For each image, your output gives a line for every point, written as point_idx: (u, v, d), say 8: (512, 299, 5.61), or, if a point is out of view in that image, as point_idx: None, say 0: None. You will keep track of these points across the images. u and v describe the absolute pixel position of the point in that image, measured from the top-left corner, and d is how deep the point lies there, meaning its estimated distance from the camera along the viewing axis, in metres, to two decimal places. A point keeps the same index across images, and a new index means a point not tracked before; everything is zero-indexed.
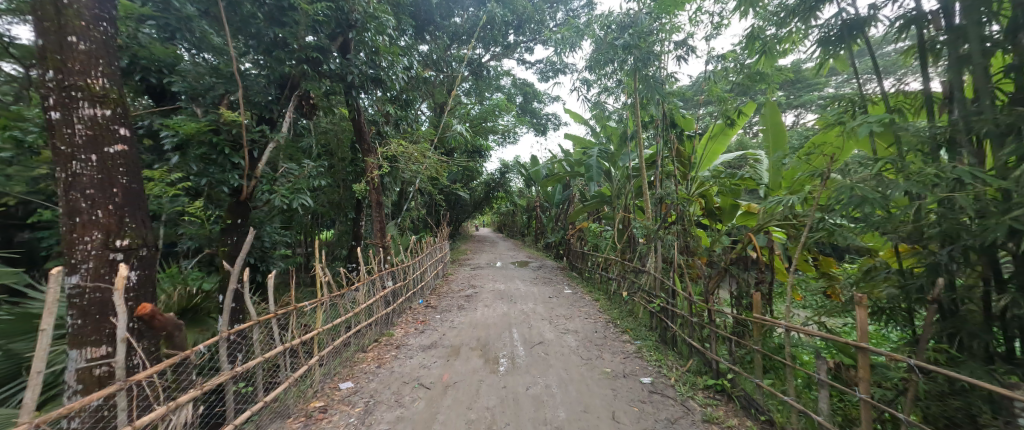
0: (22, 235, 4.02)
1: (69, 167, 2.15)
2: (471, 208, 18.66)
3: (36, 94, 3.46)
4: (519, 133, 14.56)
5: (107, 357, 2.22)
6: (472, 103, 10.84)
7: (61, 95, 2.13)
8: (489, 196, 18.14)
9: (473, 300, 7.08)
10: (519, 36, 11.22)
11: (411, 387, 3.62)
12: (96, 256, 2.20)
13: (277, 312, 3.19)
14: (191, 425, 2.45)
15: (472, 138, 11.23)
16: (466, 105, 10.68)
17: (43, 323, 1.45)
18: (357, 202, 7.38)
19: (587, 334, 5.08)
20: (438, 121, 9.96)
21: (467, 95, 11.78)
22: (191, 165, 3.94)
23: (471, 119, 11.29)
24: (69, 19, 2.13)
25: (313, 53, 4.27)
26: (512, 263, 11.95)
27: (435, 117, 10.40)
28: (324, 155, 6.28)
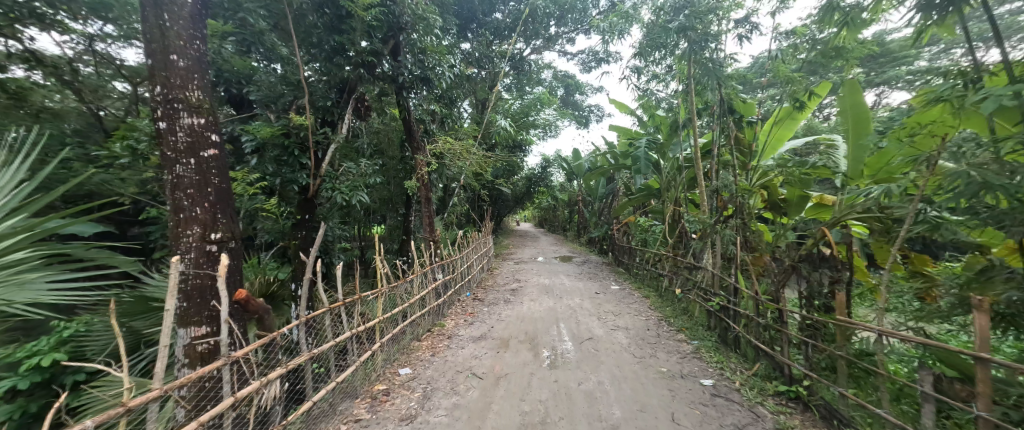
0: (134, 229, 4.73)
1: (174, 170, 2.47)
2: (512, 204, 18.73)
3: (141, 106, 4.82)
4: (560, 126, 14.35)
5: (208, 336, 2.54)
6: (514, 98, 10.86)
7: (167, 107, 2.46)
8: (531, 191, 18.11)
9: (518, 294, 7.14)
10: (560, 27, 10.99)
11: (464, 376, 3.75)
12: (196, 247, 2.52)
13: (344, 300, 3.43)
14: (278, 400, 2.74)
15: (515, 133, 11.23)
16: (507, 101, 10.71)
17: (168, 305, 1.70)
18: (407, 198, 7.71)
19: (638, 332, 4.93)
20: (480, 118, 10.03)
21: (508, 90, 11.88)
22: (267, 166, 4.36)
23: (513, 114, 11.32)
24: (170, 40, 2.45)
25: (369, 58, 4.53)
26: (555, 258, 11.86)
27: (477, 113, 10.57)
28: (377, 154, 6.61)
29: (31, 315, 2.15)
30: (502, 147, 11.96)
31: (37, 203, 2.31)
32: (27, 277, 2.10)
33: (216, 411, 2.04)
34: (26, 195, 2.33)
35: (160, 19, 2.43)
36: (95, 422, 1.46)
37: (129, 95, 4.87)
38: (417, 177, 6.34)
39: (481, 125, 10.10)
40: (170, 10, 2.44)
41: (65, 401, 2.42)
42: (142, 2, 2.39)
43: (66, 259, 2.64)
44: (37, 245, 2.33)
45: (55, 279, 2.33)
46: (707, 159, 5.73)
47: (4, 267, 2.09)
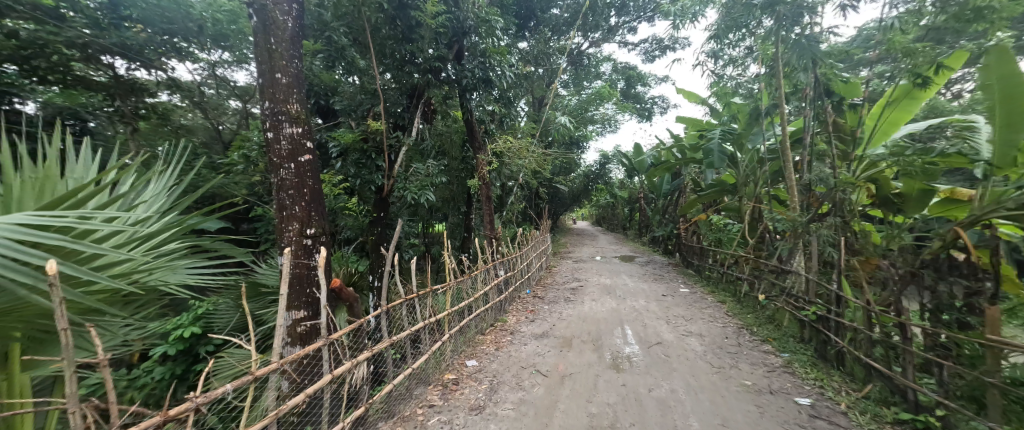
0: (245, 225, 5.50)
1: (279, 174, 2.84)
2: (570, 201, 18.37)
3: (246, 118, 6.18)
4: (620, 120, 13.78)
5: (306, 319, 2.87)
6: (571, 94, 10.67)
7: (274, 119, 2.84)
8: (589, 188, 17.68)
9: (578, 294, 7.01)
10: (620, 17, 10.53)
11: (528, 373, 3.79)
12: (296, 240, 2.86)
13: (418, 292, 3.64)
14: (363, 381, 3.00)
15: (574, 129, 11.00)
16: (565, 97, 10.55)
17: (283, 292, 1.96)
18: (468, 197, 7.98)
19: (713, 339, 4.56)
20: (538, 116, 9.97)
21: (565, 86, 11.68)
22: (349, 169, 4.79)
23: (571, 111, 11.11)
24: (276, 61, 2.82)
25: (435, 64, 4.76)
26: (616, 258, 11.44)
27: (534, 111, 10.57)
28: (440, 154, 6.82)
29: (178, 295, 2.62)
30: (560, 144, 11.79)
31: (184, 203, 2.80)
32: (178, 263, 2.56)
33: (318, 386, 2.35)
34: (177, 195, 2.84)
35: (269, 43, 2.81)
36: (233, 385, 1.87)
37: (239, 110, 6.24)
38: (479, 176, 6.50)
39: (538, 123, 10.06)
40: (275, 34, 2.82)
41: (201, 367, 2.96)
42: (254, 30, 2.79)
43: (201, 249, 3.17)
44: (183, 237, 2.83)
45: (195, 266, 2.80)
46: (797, 148, 5.08)
47: (162, 255, 2.56)
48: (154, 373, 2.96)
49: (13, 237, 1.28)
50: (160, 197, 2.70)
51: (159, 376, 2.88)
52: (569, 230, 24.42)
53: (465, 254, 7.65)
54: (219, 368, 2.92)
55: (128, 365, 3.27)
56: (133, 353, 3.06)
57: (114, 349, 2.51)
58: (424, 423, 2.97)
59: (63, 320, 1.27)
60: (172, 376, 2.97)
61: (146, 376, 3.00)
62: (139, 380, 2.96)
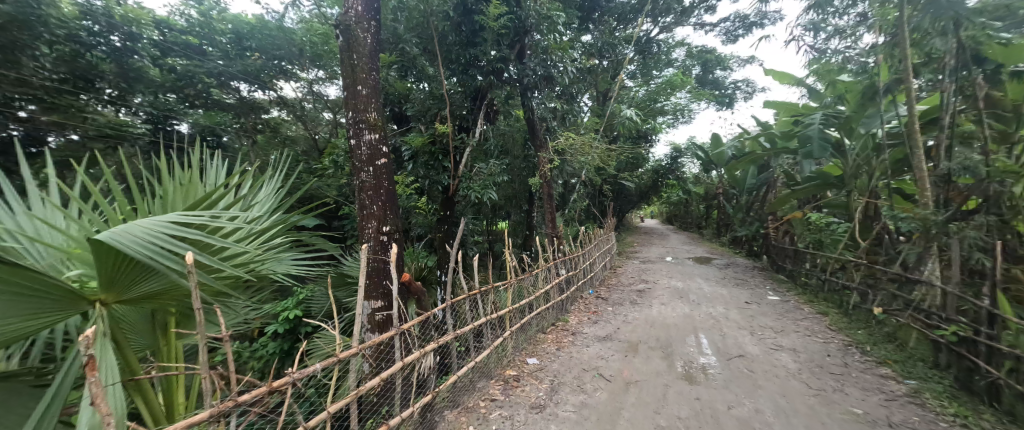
0: (336, 222, 6.05)
1: (360, 176, 3.14)
2: (637, 198, 17.49)
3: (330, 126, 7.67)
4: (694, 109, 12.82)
5: (383, 308, 3.08)
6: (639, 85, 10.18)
7: (355, 127, 3.16)
8: (658, 184, 16.74)
9: (646, 296, 6.67)
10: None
11: (591, 376, 3.68)
12: (375, 236, 3.11)
13: (481, 288, 3.70)
14: (431, 371, 3.15)
15: (641, 122, 10.46)
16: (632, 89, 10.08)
17: (358, 285, 2.15)
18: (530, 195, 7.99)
19: (811, 356, 4.03)
20: (603, 110, 9.62)
21: (632, 77, 11.17)
22: (418, 170, 5.05)
23: (638, 103, 10.59)
24: (358, 75, 3.15)
25: (497, 65, 4.84)
26: (688, 259, 10.68)
27: (598, 105, 10.25)
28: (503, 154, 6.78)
29: (283, 283, 3.01)
30: (626, 138, 11.30)
31: (288, 202, 3.20)
32: (283, 254, 2.96)
33: (391, 371, 2.52)
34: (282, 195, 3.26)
35: (351, 59, 3.16)
36: (323, 365, 2.10)
37: (329, 121, 7.75)
38: (540, 174, 6.43)
39: (603, 117, 9.74)
40: (356, 50, 3.15)
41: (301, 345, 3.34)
42: (340, 50, 3.15)
43: (301, 243, 3.61)
44: (287, 231, 3.24)
45: (296, 258, 3.20)
46: (932, 129, 4.37)
47: (271, 247, 2.97)
48: (268, 348, 3.53)
49: (160, 235, 1.60)
50: (269, 197, 3.13)
51: (271, 350, 3.42)
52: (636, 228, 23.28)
53: (527, 252, 7.68)
54: (315, 347, 3.26)
55: (246, 340, 3.82)
56: (253, 329, 3.67)
57: (238, 325, 3.06)
58: (486, 416, 3.05)
59: (196, 299, 1.58)
60: (281, 351, 3.51)
61: (262, 349, 3.64)
62: (258, 352, 3.59)
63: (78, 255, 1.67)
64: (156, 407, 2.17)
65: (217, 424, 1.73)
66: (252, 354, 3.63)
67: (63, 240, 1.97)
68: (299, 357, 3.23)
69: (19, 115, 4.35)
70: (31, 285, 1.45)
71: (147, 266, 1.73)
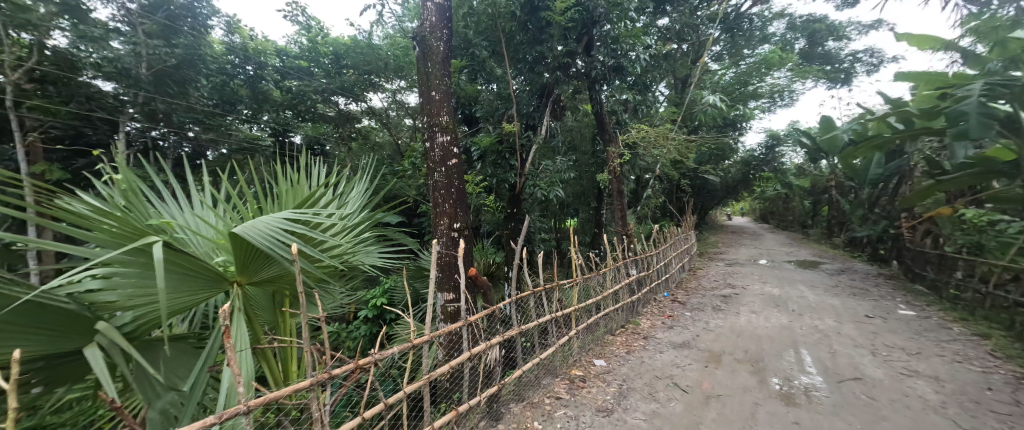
0: (415, 219, 6.56)
1: (433, 175, 3.39)
2: (723, 194, 15.87)
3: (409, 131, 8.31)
4: (796, 89, 11.22)
5: (453, 301, 3.28)
6: (725, 68, 9.23)
7: (430, 131, 3.42)
8: (750, 177, 15.00)
9: (731, 302, 6.06)
10: None
11: (665, 384, 3.50)
12: (446, 233, 3.33)
13: (545, 285, 3.72)
14: (497, 363, 3.27)
15: (728, 109, 9.49)
16: (717, 72, 9.16)
17: (425, 279, 2.33)
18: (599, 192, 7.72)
19: (962, 388, 3.29)
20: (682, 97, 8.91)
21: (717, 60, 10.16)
22: (487, 169, 5.23)
23: (725, 88, 9.60)
24: (432, 81, 3.41)
25: (564, 60, 4.78)
26: (786, 262, 9.42)
27: (677, 93, 9.52)
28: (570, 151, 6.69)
29: (370, 273, 3.38)
30: (709, 127, 10.34)
31: (375, 201, 3.57)
32: (370, 248, 3.32)
33: (459, 360, 2.68)
34: (369, 194, 3.64)
35: (427, 67, 3.43)
36: (399, 349, 2.31)
37: (409, 126, 8.41)
38: (609, 169, 6.18)
39: (681, 106, 9.02)
40: (431, 58, 3.41)
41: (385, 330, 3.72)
42: (417, 59, 3.43)
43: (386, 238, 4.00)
44: (373, 227, 3.62)
45: (381, 251, 3.56)
46: None
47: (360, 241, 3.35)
48: (359, 331, 3.97)
49: (274, 230, 1.92)
50: (359, 196, 3.53)
51: (362, 333, 3.84)
52: (724, 227, 21.14)
53: (595, 250, 7.48)
54: (396, 332, 3.60)
55: (342, 323, 4.34)
56: (347, 314, 4.16)
57: (335, 309, 3.50)
58: (551, 413, 3.09)
59: (299, 284, 1.87)
60: (370, 335, 3.92)
61: (354, 331, 4.10)
62: (351, 333, 4.06)
63: (221, 245, 2.09)
64: (275, 373, 2.61)
65: (317, 392, 2.01)
66: (348, 335, 4.11)
67: (213, 232, 2.47)
68: (383, 341, 3.59)
69: (188, 134, 5.75)
70: (191, 266, 1.88)
71: (267, 255, 2.10)
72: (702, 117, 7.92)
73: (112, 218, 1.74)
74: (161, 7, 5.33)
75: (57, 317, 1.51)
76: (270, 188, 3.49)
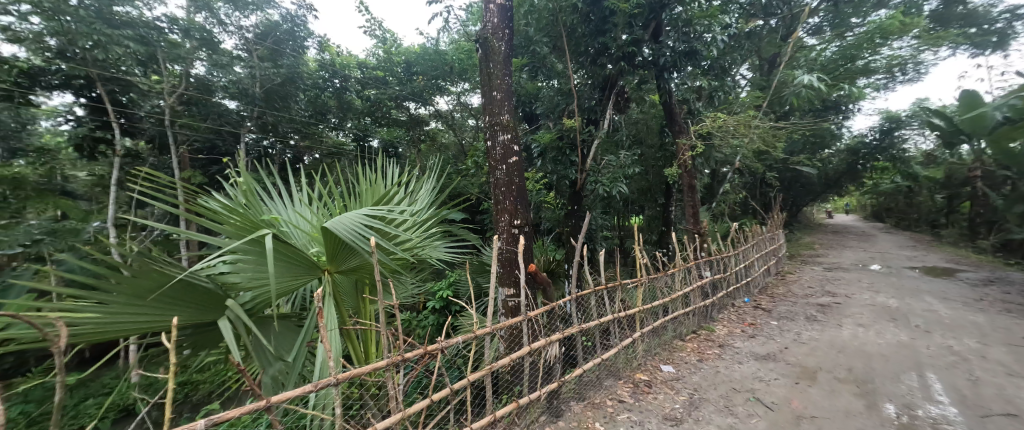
0: (477, 216, 6.77)
1: (495, 173, 3.49)
2: (822, 188, 13.83)
3: (473, 131, 8.62)
4: (925, 60, 9.30)
5: (514, 295, 3.36)
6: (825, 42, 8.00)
7: (492, 129, 3.52)
8: (859, 167, 12.83)
9: (829, 312, 5.27)
10: None
11: (745, 398, 3.19)
12: (507, 229, 3.41)
13: (607, 283, 3.61)
14: (558, 360, 3.26)
15: (828, 89, 8.22)
16: (813, 48, 7.98)
17: (485, 272, 2.44)
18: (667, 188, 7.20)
19: None
20: (767, 80, 7.95)
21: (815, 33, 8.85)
22: (547, 166, 5.21)
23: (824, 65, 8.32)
24: (494, 81, 3.50)
25: (629, 48, 4.58)
26: (908, 268, 7.90)
27: (762, 76, 8.50)
28: (636, 144, 6.37)
29: (438, 266, 3.60)
30: (803, 112, 9.08)
31: (442, 198, 3.78)
32: (436, 242, 3.53)
33: (520, 353, 2.73)
34: (436, 192, 3.86)
35: (488, 68, 3.52)
36: (462, 338, 2.43)
37: (473, 126, 8.74)
38: (678, 163, 5.71)
39: (767, 90, 8.04)
40: (492, 59, 3.49)
41: (451, 320, 3.94)
42: (480, 61, 3.54)
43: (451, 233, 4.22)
44: (440, 223, 3.84)
45: (447, 245, 3.77)
46: None
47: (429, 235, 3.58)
48: (428, 320, 4.25)
49: (354, 225, 2.16)
50: (428, 194, 3.76)
51: (430, 322, 4.11)
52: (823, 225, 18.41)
53: (663, 250, 7.02)
54: (460, 324, 3.79)
55: (412, 312, 4.67)
56: (417, 304, 4.48)
57: (406, 298, 3.79)
58: (613, 416, 3.01)
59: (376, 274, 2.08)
60: (437, 324, 4.19)
61: (423, 320, 4.41)
62: (421, 322, 4.36)
63: (314, 237, 2.40)
64: (357, 352, 2.92)
65: (391, 372, 2.21)
66: (418, 323, 4.43)
67: (307, 227, 2.83)
68: (449, 330, 3.80)
69: (289, 142, 6.64)
70: (292, 256, 2.20)
71: (349, 248, 2.36)
72: (793, 100, 6.98)
73: (234, 214, 2.09)
74: (269, 34, 6.27)
75: (197, 294, 1.89)
76: (352, 186, 3.88)
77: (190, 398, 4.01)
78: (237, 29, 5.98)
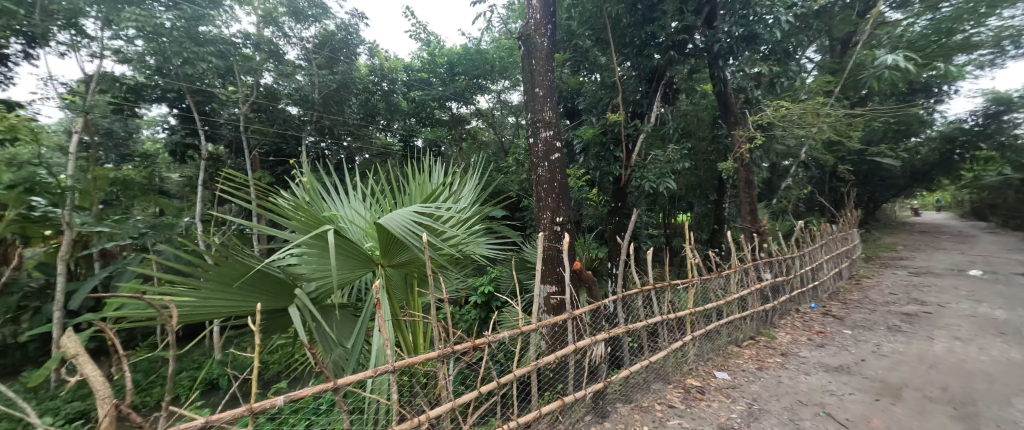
0: (517, 213, 6.79)
1: (537, 170, 3.48)
2: (906, 182, 12.24)
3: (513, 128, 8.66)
4: None
5: (557, 293, 3.33)
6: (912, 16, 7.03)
7: (534, 127, 3.51)
8: (955, 158, 11.18)
9: (915, 323, 4.66)
10: None
11: (813, 412, 2.92)
12: (550, 226, 3.39)
13: (655, 283, 3.46)
14: (604, 359, 3.19)
15: (916, 69, 7.23)
16: (897, 24, 7.05)
17: (530, 269, 2.43)
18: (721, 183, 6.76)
19: None
20: (839, 62, 7.17)
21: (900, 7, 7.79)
22: (589, 162, 5.08)
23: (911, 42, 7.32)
24: (536, 77, 3.48)
25: (679, 36, 4.35)
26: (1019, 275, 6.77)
27: (832, 58, 7.67)
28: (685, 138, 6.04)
29: (482, 262, 3.66)
30: (884, 97, 8.07)
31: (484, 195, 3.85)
32: (480, 239, 3.60)
33: (565, 351, 2.71)
34: (479, 189, 3.94)
35: (531, 65, 3.52)
36: (509, 333, 2.45)
37: (513, 124, 8.79)
38: (734, 157, 5.32)
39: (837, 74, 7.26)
40: (534, 56, 3.49)
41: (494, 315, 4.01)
42: (522, 59, 3.55)
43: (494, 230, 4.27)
44: (482, 220, 3.90)
45: (491, 242, 3.82)
46: None
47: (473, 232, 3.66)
48: (471, 314, 4.35)
49: (405, 221, 2.27)
50: (471, 192, 3.85)
51: (474, 316, 4.21)
52: (906, 224, 16.34)
53: (716, 249, 6.61)
54: (503, 320, 3.84)
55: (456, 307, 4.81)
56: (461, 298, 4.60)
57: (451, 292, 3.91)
58: (663, 421, 2.90)
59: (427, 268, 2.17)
60: (480, 319, 4.27)
61: (466, 314, 4.52)
62: (464, 316, 4.48)
63: (367, 233, 2.55)
64: (406, 342, 3.06)
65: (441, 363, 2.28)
66: (462, 317, 4.55)
67: (360, 223, 3.02)
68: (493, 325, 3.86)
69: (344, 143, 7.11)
70: (349, 250, 2.35)
71: (399, 244, 2.48)
72: (871, 85, 6.23)
73: (299, 211, 2.28)
74: (326, 44, 6.73)
75: (269, 283, 2.10)
76: (401, 184, 4.07)
77: (263, 376, 4.46)
78: (299, 40, 6.51)
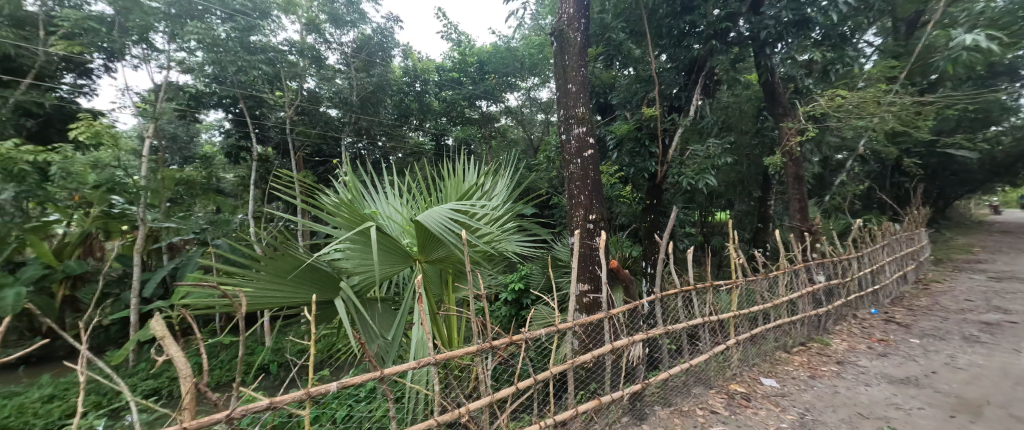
0: (547, 211, 6.73)
1: (570, 167, 3.42)
2: (984, 176, 10.95)
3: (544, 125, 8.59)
4: None
5: (592, 291, 3.26)
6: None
7: (566, 123, 3.46)
8: None
9: (997, 333, 4.17)
10: None
11: (875, 426, 2.69)
12: (584, 224, 3.33)
13: (696, 284, 3.31)
14: (642, 361, 3.09)
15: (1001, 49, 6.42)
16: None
17: (566, 266, 2.41)
18: (767, 179, 6.35)
19: None
20: (904, 45, 6.51)
21: None
22: (623, 158, 4.95)
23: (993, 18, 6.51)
24: (570, 73, 3.42)
25: (722, 24, 4.13)
26: None
27: (895, 41, 6.98)
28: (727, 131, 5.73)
29: (514, 259, 3.67)
30: (959, 81, 7.25)
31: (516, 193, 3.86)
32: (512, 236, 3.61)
33: (602, 350, 2.65)
34: (512, 187, 3.95)
35: (564, 60, 3.46)
36: (546, 330, 2.44)
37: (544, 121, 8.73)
38: (782, 150, 4.98)
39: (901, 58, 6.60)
40: (567, 51, 3.43)
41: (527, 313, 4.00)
42: (555, 55, 3.51)
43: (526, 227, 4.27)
44: (515, 217, 3.91)
45: (523, 239, 3.82)
46: None
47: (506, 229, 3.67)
48: (503, 311, 4.38)
49: (441, 218, 2.31)
50: (503, 190, 3.86)
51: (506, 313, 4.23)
52: (984, 223, 14.63)
53: (761, 249, 6.23)
54: (536, 317, 3.82)
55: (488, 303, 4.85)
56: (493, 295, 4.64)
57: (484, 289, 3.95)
58: (705, 426, 2.79)
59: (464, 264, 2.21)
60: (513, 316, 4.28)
61: (498, 312, 4.55)
62: (497, 313, 4.51)
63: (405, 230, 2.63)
64: (442, 337, 3.12)
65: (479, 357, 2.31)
66: (494, 314, 4.59)
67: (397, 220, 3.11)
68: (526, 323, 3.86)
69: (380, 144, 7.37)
70: (389, 246, 2.43)
71: (435, 241, 2.53)
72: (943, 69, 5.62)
73: (342, 209, 2.38)
74: (364, 48, 6.99)
75: (316, 277, 2.21)
76: (435, 182, 4.15)
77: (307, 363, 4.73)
78: (338, 46, 6.82)
